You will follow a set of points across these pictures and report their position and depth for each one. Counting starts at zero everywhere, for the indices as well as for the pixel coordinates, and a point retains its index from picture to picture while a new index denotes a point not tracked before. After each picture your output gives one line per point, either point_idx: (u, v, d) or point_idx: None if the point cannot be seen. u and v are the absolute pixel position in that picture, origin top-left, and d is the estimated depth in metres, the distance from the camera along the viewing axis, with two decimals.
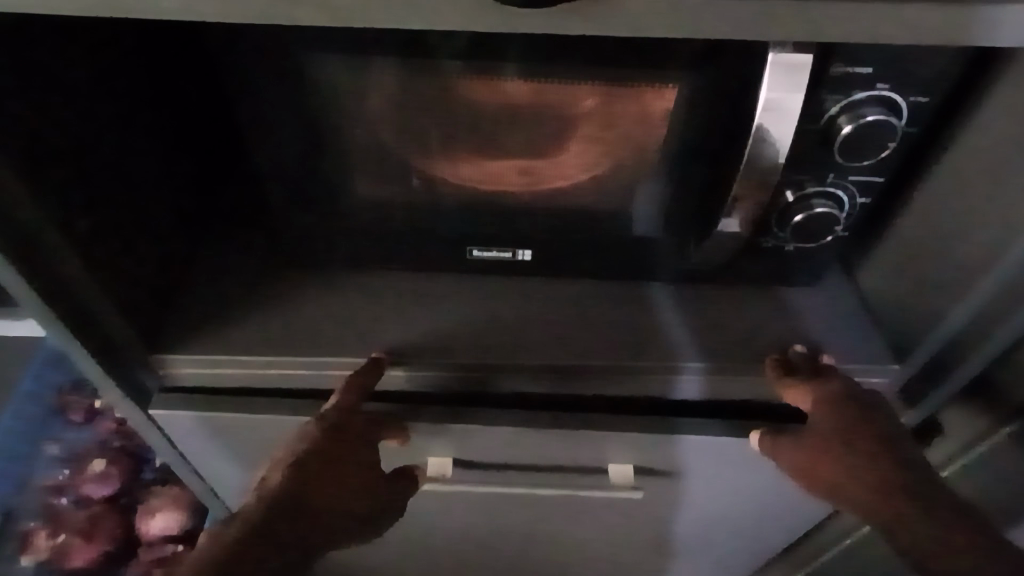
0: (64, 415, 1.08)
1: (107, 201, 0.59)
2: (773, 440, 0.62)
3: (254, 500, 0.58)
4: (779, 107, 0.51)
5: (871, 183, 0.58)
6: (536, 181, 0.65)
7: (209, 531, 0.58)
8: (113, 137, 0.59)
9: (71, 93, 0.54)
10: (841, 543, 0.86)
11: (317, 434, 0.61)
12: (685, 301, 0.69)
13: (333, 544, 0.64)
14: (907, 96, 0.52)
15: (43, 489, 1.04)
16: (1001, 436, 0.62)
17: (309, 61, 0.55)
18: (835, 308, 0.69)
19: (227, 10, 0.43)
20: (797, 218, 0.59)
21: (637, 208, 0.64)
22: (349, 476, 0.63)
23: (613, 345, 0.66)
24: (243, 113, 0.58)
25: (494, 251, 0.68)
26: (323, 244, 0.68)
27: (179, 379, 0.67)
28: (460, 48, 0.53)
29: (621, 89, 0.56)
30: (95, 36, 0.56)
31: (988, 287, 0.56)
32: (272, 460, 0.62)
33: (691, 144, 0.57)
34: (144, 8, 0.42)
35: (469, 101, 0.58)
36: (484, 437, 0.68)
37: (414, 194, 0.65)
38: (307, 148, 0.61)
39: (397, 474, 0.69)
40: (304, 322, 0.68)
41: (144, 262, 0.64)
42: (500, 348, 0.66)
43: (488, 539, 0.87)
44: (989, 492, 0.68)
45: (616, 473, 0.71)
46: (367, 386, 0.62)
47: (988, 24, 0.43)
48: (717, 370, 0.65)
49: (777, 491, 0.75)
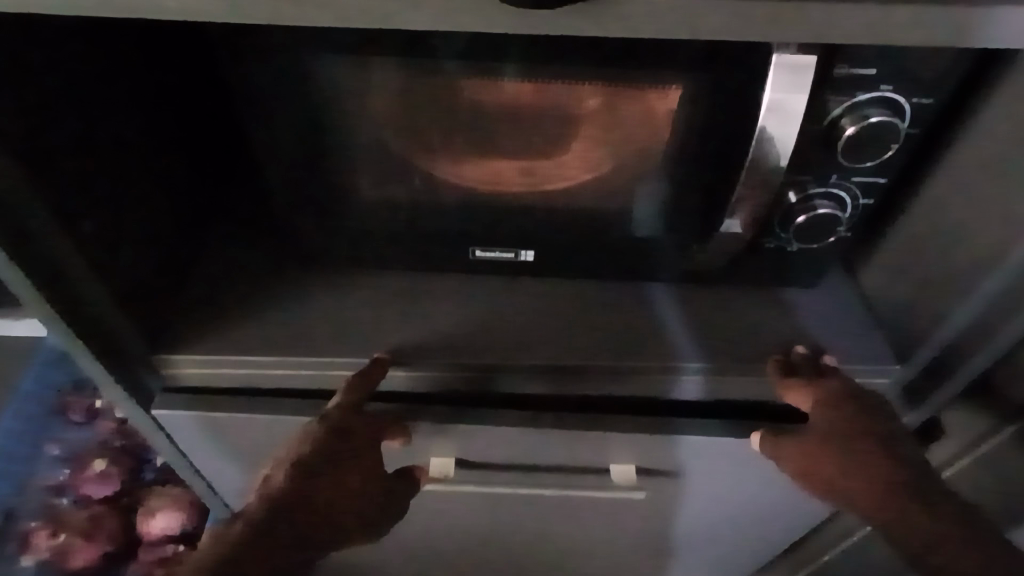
0: (64, 415, 1.08)
1: (110, 200, 0.59)
2: (775, 440, 0.62)
3: (256, 500, 0.58)
4: (783, 108, 0.52)
5: (873, 184, 0.58)
6: (541, 181, 0.65)
7: (212, 531, 0.58)
8: (116, 136, 0.59)
9: (75, 93, 0.54)
10: (840, 544, 0.87)
11: (319, 434, 0.60)
12: (687, 302, 0.70)
13: (336, 543, 0.63)
14: (910, 98, 0.52)
15: (44, 489, 1.03)
16: (1002, 436, 0.63)
17: (313, 62, 0.55)
18: (836, 308, 0.69)
19: (233, 11, 0.43)
20: (800, 219, 0.59)
21: (640, 209, 0.64)
22: (353, 477, 0.63)
23: (615, 345, 0.66)
24: (247, 113, 0.58)
25: (496, 251, 0.68)
26: (326, 244, 0.68)
27: (181, 379, 0.67)
28: (465, 50, 0.53)
29: (624, 90, 0.56)
30: (98, 36, 0.56)
31: (990, 288, 0.56)
32: (274, 459, 0.61)
33: (694, 145, 0.57)
34: (150, 9, 0.42)
35: (473, 102, 0.58)
36: (487, 437, 0.68)
37: (417, 194, 0.65)
38: (310, 149, 0.61)
39: (398, 474, 0.69)
40: (306, 322, 0.68)
41: (147, 261, 0.64)
42: (503, 348, 0.66)
43: (489, 539, 0.87)
44: (990, 493, 0.68)
45: (620, 473, 0.71)
46: (369, 386, 0.62)
47: (993, 26, 0.43)
48: (720, 371, 0.65)
49: (779, 491, 0.75)
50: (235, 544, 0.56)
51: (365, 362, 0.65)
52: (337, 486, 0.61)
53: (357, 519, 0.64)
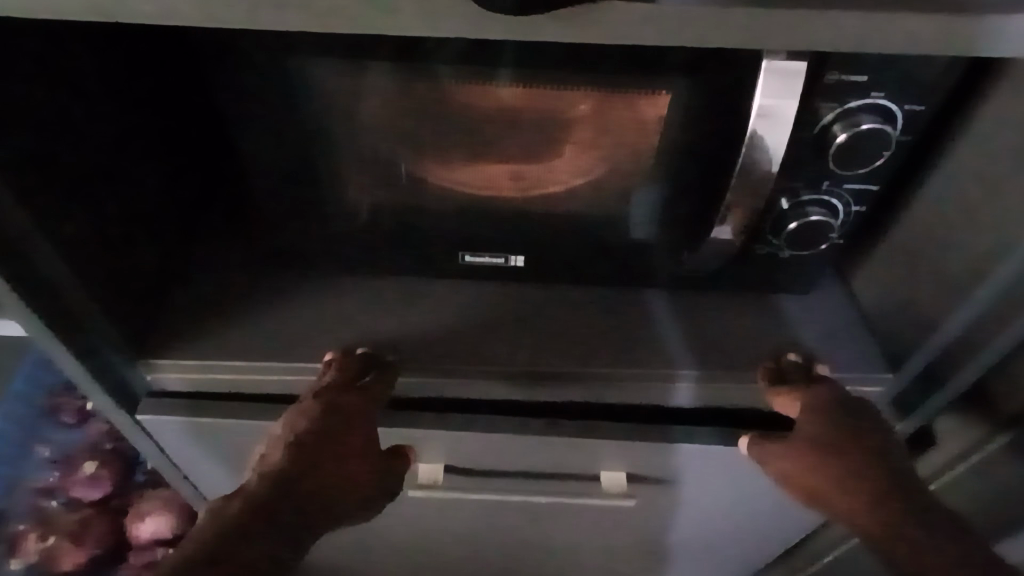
0: (57, 417, 1.08)
1: (92, 203, 0.58)
2: (760, 446, 0.62)
3: (258, 477, 0.54)
4: (774, 114, 0.51)
5: (865, 191, 0.57)
6: (530, 186, 0.64)
7: (209, 506, 0.53)
8: (98, 138, 0.58)
9: (55, 99, 0.53)
10: (819, 561, 0.88)
11: (316, 413, 0.58)
12: (678, 309, 0.69)
13: (333, 527, 0.58)
14: (903, 105, 0.51)
15: (32, 491, 1.04)
16: (997, 445, 0.61)
17: (301, 67, 0.54)
18: (828, 316, 0.69)
19: (211, 14, 0.42)
20: (792, 225, 0.59)
21: (632, 211, 0.63)
22: (349, 459, 0.58)
23: (605, 352, 0.66)
24: (232, 117, 0.58)
25: (486, 256, 0.67)
26: (314, 248, 0.68)
27: (167, 384, 0.66)
28: (454, 53, 0.52)
29: (615, 96, 0.55)
30: (76, 41, 0.55)
31: (982, 299, 0.56)
32: (269, 437, 0.59)
33: (685, 151, 0.57)
34: (129, 12, 0.42)
35: (462, 106, 0.57)
36: (476, 444, 0.67)
37: (405, 196, 0.64)
38: (296, 151, 0.60)
39: (390, 453, 0.63)
40: (295, 329, 0.67)
41: (129, 263, 0.64)
42: (491, 353, 0.66)
43: (475, 545, 0.87)
44: (982, 503, 0.67)
45: (609, 481, 0.71)
46: (354, 368, 0.62)
47: (987, 35, 0.42)
48: (709, 378, 0.65)
49: (772, 498, 0.74)
50: (235, 520, 0.51)
51: (349, 348, 0.66)
52: (335, 466, 0.57)
53: (346, 507, 0.58)
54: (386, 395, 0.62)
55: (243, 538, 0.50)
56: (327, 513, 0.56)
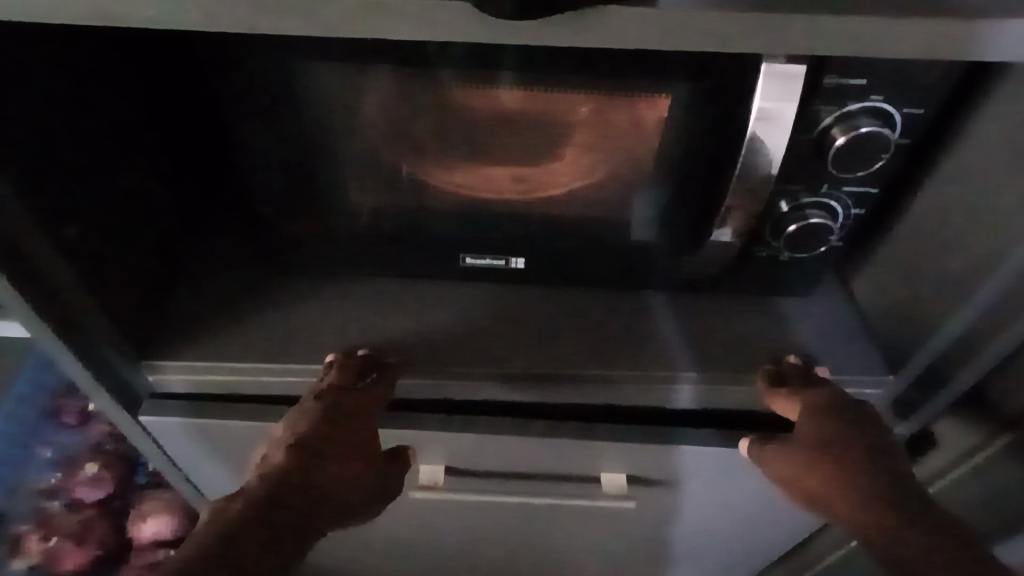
0: (57, 418, 1.09)
1: (96, 206, 0.58)
2: (760, 448, 0.62)
3: (260, 478, 0.54)
4: (773, 117, 0.51)
5: (865, 194, 0.58)
6: (532, 188, 0.64)
7: (211, 507, 0.53)
8: (100, 142, 0.59)
9: (58, 104, 0.54)
10: (817, 563, 0.88)
11: (318, 414, 0.58)
12: (678, 311, 0.69)
13: (330, 528, 0.58)
14: (901, 108, 0.51)
15: (33, 492, 1.05)
16: (998, 445, 0.61)
17: (302, 69, 0.54)
18: (828, 318, 0.69)
19: (211, 19, 0.43)
20: (791, 228, 0.59)
21: (633, 214, 0.63)
22: (349, 459, 0.58)
23: (605, 353, 0.66)
24: (233, 119, 0.58)
25: (486, 259, 0.67)
26: (315, 249, 0.68)
27: (169, 386, 0.67)
28: (455, 56, 0.53)
29: (615, 99, 0.55)
30: (77, 46, 0.55)
31: (982, 299, 0.56)
32: (270, 439, 0.59)
33: (684, 154, 0.57)
34: (133, 16, 0.43)
35: (463, 108, 0.58)
36: (477, 445, 0.68)
37: (406, 198, 0.65)
38: (298, 153, 0.60)
39: (389, 455, 0.63)
40: (297, 331, 0.68)
41: (132, 265, 0.64)
42: (491, 352, 0.66)
43: (473, 547, 0.87)
44: (980, 506, 0.67)
45: (609, 482, 0.71)
46: (358, 369, 0.62)
47: (985, 39, 0.42)
48: (708, 379, 0.65)
49: (772, 500, 0.74)
50: (236, 522, 0.51)
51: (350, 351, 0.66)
52: (336, 467, 0.57)
53: (343, 508, 0.58)
54: (386, 398, 0.62)
55: (244, 538, 0.50)
56: (324, 515, 0.56)
